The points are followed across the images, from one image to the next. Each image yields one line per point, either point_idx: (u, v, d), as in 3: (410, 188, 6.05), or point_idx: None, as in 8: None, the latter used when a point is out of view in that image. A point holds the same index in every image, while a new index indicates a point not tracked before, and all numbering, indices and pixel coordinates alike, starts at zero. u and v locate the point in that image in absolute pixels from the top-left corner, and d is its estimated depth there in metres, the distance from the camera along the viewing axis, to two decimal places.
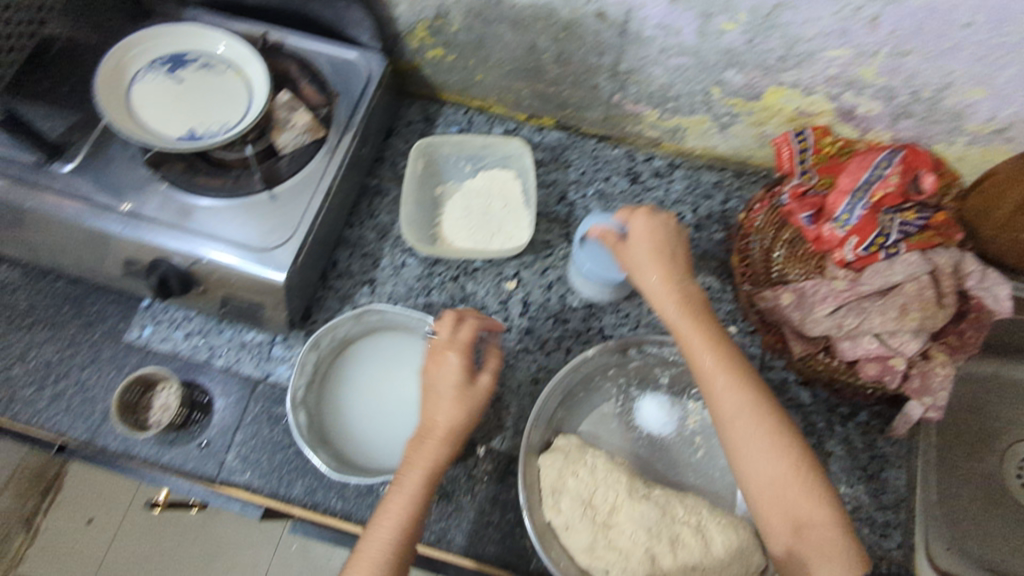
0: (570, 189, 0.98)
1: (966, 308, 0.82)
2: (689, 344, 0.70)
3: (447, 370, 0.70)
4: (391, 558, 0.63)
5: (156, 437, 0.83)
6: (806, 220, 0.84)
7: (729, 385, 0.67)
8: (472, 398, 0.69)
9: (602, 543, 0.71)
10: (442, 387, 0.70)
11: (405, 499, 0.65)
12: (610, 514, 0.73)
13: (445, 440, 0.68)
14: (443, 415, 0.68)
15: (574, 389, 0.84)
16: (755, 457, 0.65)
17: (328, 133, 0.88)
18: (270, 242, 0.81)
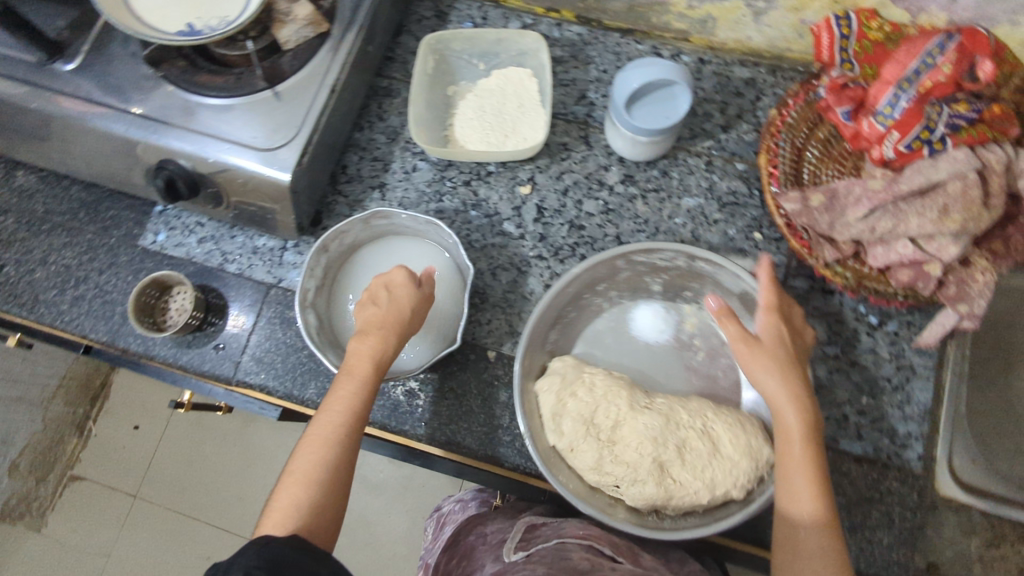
0: (590, 88, 0.92)
1: (1015, 211, 0.76)
2: (779, 418, 0.64)
3: (399, 280, 0.73)
4: (338, 440, 0.63)
5: (174, 339, 0.85)
6: (844, 115, 0.79)
7: (803, 441, 0.63)
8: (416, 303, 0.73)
9: (607, 458, 0.70)
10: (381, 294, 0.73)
11: (355, 382, 0.66)
12: (614, 426, 0.72)
13: (392, 331, 0.70)
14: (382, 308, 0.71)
15: (580, 294, 0.81)
16: (807, 505, 0.60)
17: (332, 28, 0.83)
18: (274, 141, 0.78)
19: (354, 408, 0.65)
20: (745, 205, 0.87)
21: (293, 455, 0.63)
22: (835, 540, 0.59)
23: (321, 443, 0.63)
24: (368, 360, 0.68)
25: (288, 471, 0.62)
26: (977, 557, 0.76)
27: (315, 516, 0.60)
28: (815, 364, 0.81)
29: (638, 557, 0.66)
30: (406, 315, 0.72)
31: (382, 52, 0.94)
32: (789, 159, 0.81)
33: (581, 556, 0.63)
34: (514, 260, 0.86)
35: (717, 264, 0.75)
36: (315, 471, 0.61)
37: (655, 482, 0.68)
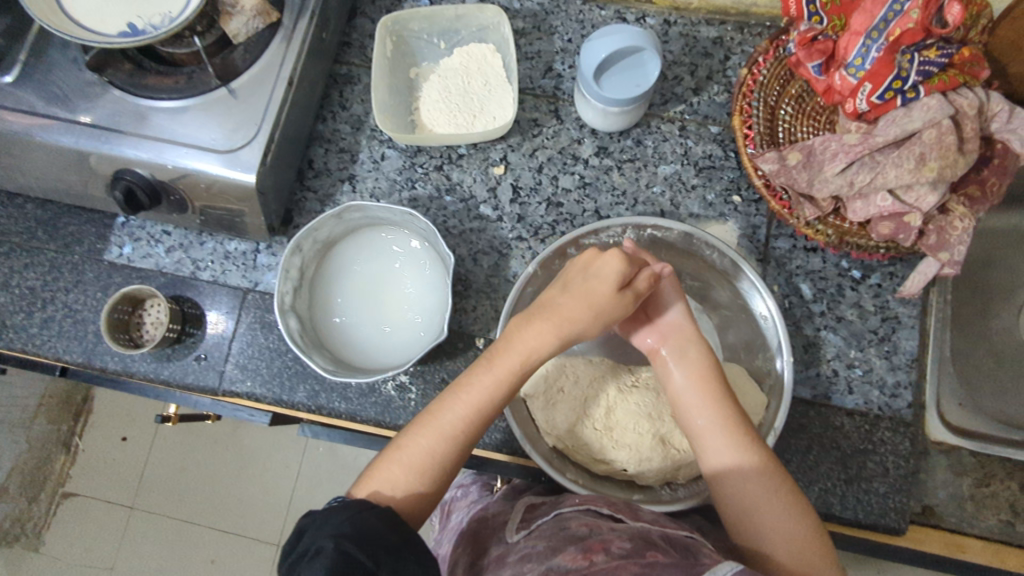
0: (556, 60, 0.90)
1: (990, 154, 0.76)
2: (664, 368, 0.71)
3: (603, 271, 0.66)
4: (466, 432, 0.62)
5: (153, 353, 0.82)
6: (815, 70, 0.77)
7: (697, 388, 0.68)
8: (604, 311, 0.66)
9: (609, 445, 0.72)
10: (581, 284, 0.67)
11: (498, 382, 0.63)
12: (609, 408, 0.74)
13: (561, 332, 0.65)
14: (580, 308, 0.65)
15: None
16: (720, 445, 0.64)
17: (282, 17, 0.79)
18: (235, 141, 0.75)
19: (489, 405, 0.62)
20: (722, 168, 0.86)
21: (407, 430, 0.63)
22: (773, 475, 0.63)
23: (443, 434, 0.61)
24: (521, 354, 0.64)
25: (398, 447, 0.61)
26: (969, 496, 0.78)
27: (413, 501, 0.59)
28: (802, 322, 0.81)
29: (637, 512, 0.66)
30: (608, 313, 0.66)
31: (338, 38, 0.91)
32: (763, 119, 0.80)
33: (581, 521, 0.63)
34: (494, 243, 0.84)
35: (668, 228, 0.77)
36: (428, 459, 0.60)
37: (660, 456, 0.71)
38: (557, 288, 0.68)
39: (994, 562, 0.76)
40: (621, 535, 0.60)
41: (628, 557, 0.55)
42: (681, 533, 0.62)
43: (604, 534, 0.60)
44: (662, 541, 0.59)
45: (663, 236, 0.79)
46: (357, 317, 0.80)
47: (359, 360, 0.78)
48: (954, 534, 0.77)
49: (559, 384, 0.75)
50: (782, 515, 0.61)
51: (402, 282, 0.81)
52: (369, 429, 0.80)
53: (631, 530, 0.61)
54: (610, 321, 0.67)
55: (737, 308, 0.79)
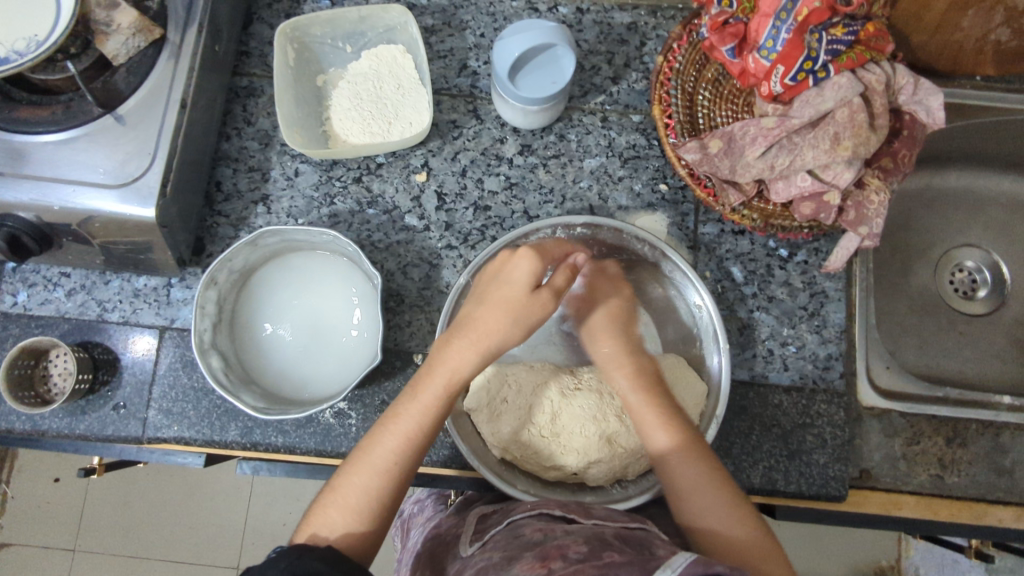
0: (470, 57, 0.86)
1: (899, 125, 0.79)
2: (608, 373, 0.72)
3: (501, 280, 0.65)
4: (397, 468, 0.59)
5: (64, 407, 0.76)
6: (729, 53, 0.76)
7: (631, 381, 0.70)
8: (536, 306, 0.64)
9: (557, 452, 0.71)
10: (499, 289, 0.65)
11: (429, 403, 0.61)
12: (554, 412, 0.73)
13: (480, 349, 0.62)
14: (518, 315, 0.63)
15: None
16: (654, 425, 0.66)
17: (166, 31, 0.72)
18: (129, 172, 0.69)
19: (420, 431, 0.60)
20: (646, 156, 0.85)
21: (341, 471, 0.60)
22: (702, 458, 0.63)
23: (377, 474, 0.59)
24: (441, 377, 0.61)
25: (333, 487, 0.59)
26: (902, 455, 0.81)
27: (359, 545, 0.57)
28: (736, 305, 0.82)
29: (590, 510, 0.65)
30: (537, 314, 0.64)
31: (234, 48, 0.84)
32: (682, 107, 0.79)
33: (535, 526, 0.62)
34: (423, 254, 0.82)
35: (597, 225, 0.76)
36: (367, 500, 0.58)
37: (608, 457, 0.71)
38: (476, 302, 0.65)
39: (927, 514, 0.80)
40: (577, 538, 0.57)
41: (587, 560, 0.53)
42: (635, 529, 0.61)
43: (558, 538, 0.58)
44: (616, 539, 0.58)
45: (594, 232, 0.78)
46: (285, 346, 0.77)
47: (290, 393, 0.75)
48: (890, 493, 0.80)
49: (502, 394, 0.74)
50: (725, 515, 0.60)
51: (329, 306, 0.78)
52: (309, 459, 0.77)
53: (585, 531, 0.59)
54: (531, 325, 0.64)
55: (675, 298, 0.80)
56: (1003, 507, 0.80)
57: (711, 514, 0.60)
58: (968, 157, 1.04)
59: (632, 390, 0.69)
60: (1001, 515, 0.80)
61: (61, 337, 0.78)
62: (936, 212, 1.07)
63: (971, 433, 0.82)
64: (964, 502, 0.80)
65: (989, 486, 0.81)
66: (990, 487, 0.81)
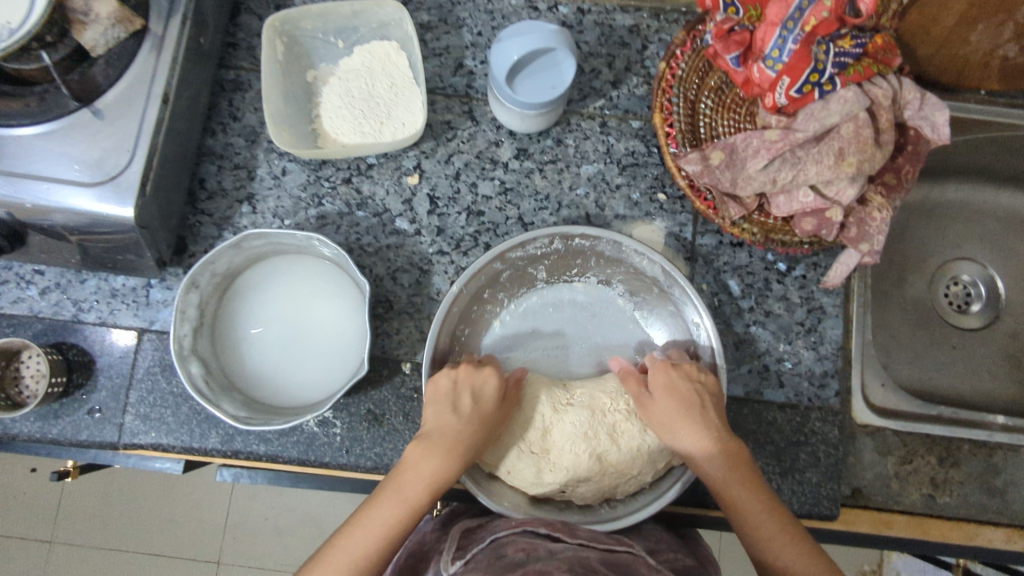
0: (467, 55, 0.83)
1: (904, 141, 0.77)
2: (699, 463, 0.65)
3: (459, 402, 0.67)
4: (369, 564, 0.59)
5: (37, 411, 0.73)
6: (733, 62, 0.74)
7: (722, 462, 0.65)
8: (492, 418, 0.68)
9: (546, 469, 0.69)
10: (460, 399, 0.67)
11: (402, 500, 0.62)
12: (543, 423, 0.71)
13: (455, 452, 0.64)
14: (473, 421, 0.66)
15: (479, 292, 0.77)
16: (756, 509, 0.62)
17: (148, 21, 0.69)
18: (107, 170, 0.66)
19: (395, 526, 0.60)
20: (645, 164, 0.83)
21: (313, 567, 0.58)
22: (804, 541, 0.61)
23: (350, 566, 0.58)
24: (418, 477, 0.63)
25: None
26: (895, 475, 0.80)
27: None
28: (732, 319, 0.81)
29: (575, 531, 0.64)
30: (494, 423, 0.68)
31: (221, 39, 0.81)
32: (683, 115, 0.77)
33: (518, 546, 0.60)
34: (413, 259, 0.79)
35: (596, 237, 0.74)
36: None
37: (598, 474, 0.69)
38: (433, 403, 0.68)
39: (918, 534, 0.79)
40: (562, 563, 0.56)
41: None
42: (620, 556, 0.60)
43: (542, 560, 0.57)
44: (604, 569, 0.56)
45: (592, 244, 0.76)
46: (267, 352, 0.74)
47: (273, 401, 0.72)
48: (881, 512, 0.80)
49: None
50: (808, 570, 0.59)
51: (314, 312, 0.75)
52: (291, 469, 0.75)
53: (570, 556, 0.58)
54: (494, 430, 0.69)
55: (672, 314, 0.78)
56: (994, 528, 0.80)
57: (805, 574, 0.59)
58: (967, 171, 1.03)
59: (727, 481, 0.64)
60: (992, 535, 0.80)
61: (34, 338, 0.75)
62: (932, 225, 1.07)
63: (964, 453, 0.81)
64: (955, 522, 0.80)
65: (981, 506, 0.80)
66: (982, 507, 0.80)
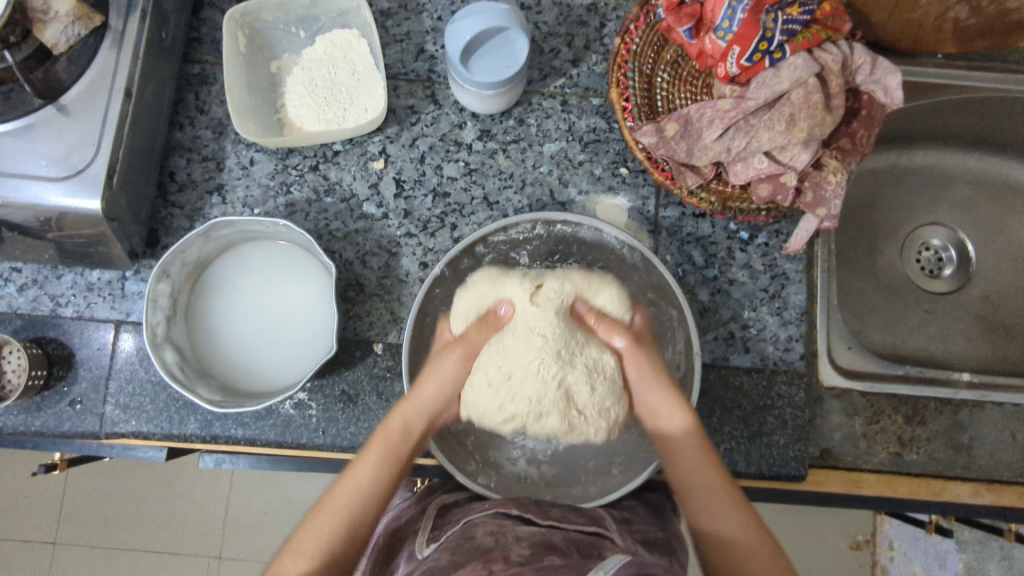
0: (427, 40, 0.85)
1: (857, 105, 0.78)
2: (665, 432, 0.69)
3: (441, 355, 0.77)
4: (347, 520, 0.62)
5: (19, 404, 0.75)
6: (686, 35, 0.75)
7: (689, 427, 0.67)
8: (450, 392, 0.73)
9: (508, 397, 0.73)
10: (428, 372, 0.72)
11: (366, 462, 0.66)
12: (500, 352, 0.74)
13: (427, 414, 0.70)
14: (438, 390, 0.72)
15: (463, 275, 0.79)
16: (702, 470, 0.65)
17: (107, 17, 0.70)
18: (73, 164, 0.68)
19: (363, 484, 0.65)
20: (606, 140, 0.84)
21: (298, 528, 0.63)
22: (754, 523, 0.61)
23: (328, 518, 0.62)
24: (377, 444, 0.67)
25: (291, 541, 0.62)
26: (862, 435, 0.82)
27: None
28: (696, 288, 0.82)
29: (546, 512, 0.68)
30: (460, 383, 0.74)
31: (184, 34, 0.82)
32: (639, 89, 0.78)
33: (487, 528, 0.63)
34: (382, 242, 0.81)
35: (577, 223, 0.76)
36: (319, 549, 0.60)
37: (553, 400, 0.72)
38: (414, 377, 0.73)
39: (885, 491, 0.81)
40: (523, 543, 0.59)
41: (527, 564, 0.55)
42: (583, 537, 0.63)
43: (507, 541, 0.60)
44: (564, 545, 0.60)
45: (573, 231, 0.78)
46: (241, 338, 0.76)
47: (248, 385, 0.74)
48: (850, 471, 0.81)
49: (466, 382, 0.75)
50: (728, 522, 0.62)
51: (286, 298, 0.77)
52: (269, 451, 0.77)
53: (534, 537, 0.60)
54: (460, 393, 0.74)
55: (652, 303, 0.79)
56: (961, 483, 0.82)
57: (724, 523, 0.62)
58: (933, 135, 1.05)
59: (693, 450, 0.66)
60: (959, 490, 0.81)
61: (13, 333, 0.77)
62: (901, 191, 1.08)
63: (930, 411, 0.83)
64: (922, 479, 0.81)
65: (948, 462, 0.82)
66: (949, 463, 0.82)
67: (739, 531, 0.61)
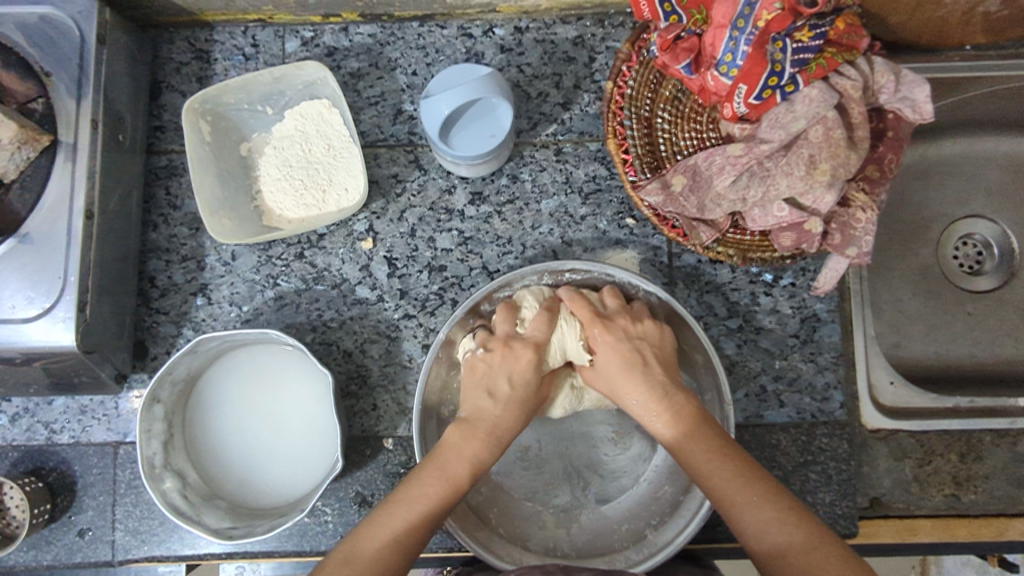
0: (404, 100, 0.78)
1: (883, 126, 0.71)
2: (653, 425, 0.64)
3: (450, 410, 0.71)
4: (401, 540, 0.56)
5: (28, 540, 0.72)
6: (686, 71, 0.68)
7: (667, 419, 0.63)
8: (525, 405, 0.66)
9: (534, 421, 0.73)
10: (503, 385, 0.65)
11: (439, 481, 0.60)
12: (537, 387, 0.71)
13: (495, 439, 0.64)
14: (496, 405, 0.65)
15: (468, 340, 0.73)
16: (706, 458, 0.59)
17: (56, 133, 0.65)
18: (44, 299, 0.63)
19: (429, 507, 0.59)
20: (608, 189, 0.78)
21: (345, 542, 0.56)
22: (775, 498, 0.55)
23: (391, 545, 0.56)
24: (460, 459, 0.62)
25: (336, 557, 0.55)
26: (914, 479, 0.76)
27: None
28: (720, 342, 0.76)
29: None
30: (528, 411, 0.66)
31: (144, 125, 0.77)
32: (639, 138, 0.71)
33: None
34: (380, 327, 0.76)
35: (587, 270, 0.70)
36: (369, 573, 0.54)
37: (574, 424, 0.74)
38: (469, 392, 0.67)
39: (945, 537, 0.75)
40: None
41: None
42: None
43: None
44: None
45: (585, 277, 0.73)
46: (244, 450, 0.72)
47: (257, 499, 0.71)
48: (905, 519, 0.75)
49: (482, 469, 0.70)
50: (773, 530, 0.53)
51: (286, 402, 0.72)
52: (288, 563, 0.73)
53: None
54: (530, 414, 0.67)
55: None
56: None
57: (771, 534, 0.53)
58: (963, 123, 0.96)
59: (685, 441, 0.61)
60: None
61: (12, 467, 0.74)
62: (933, 186, 1.00)
63: (985, 445, 0.77)
64: (985, 519, 0.75)
65: (1010, 499, 0.76)
66: (1011, 500, 0.76)
67: (785, 537, 0.53)
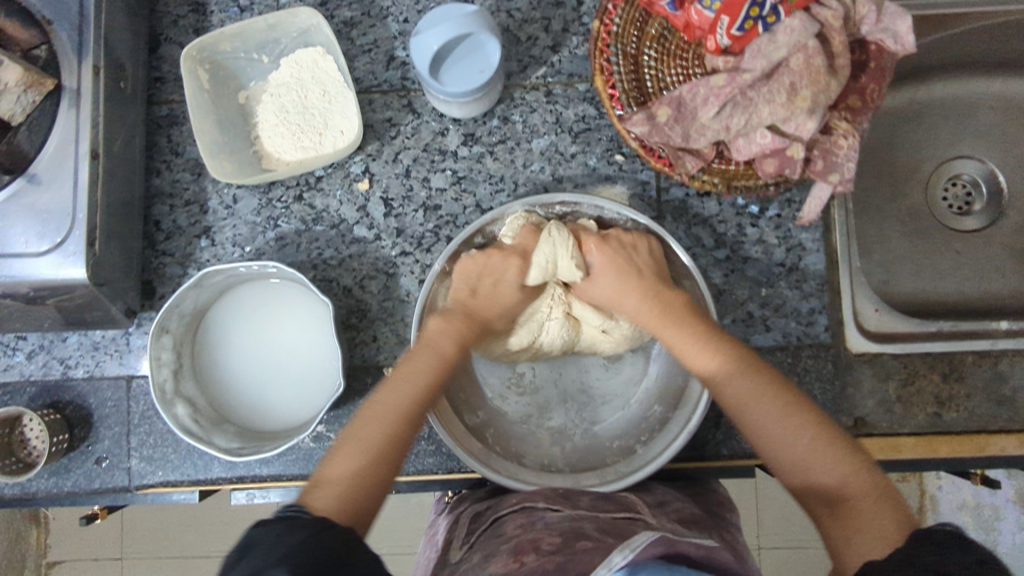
0: (397, 46, 0.80)
1: (865, 57, 0.72)
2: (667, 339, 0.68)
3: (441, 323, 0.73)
4: (393, 430, 0.63)
5: (49, 468, 0.77)
6: (670, 6, 0.69)
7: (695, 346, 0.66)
8: (502, 301, 0.72)
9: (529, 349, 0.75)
10: (485, 289, 0.71)
11: (422, 377, 0.66)
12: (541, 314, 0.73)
13: (466, 328, 0.70)
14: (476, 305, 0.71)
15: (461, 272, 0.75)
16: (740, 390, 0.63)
17: (59, 79, 0.67)
18: (53, 236, 0.66)
19: (413, 400, 0.65)
20: (598, 127, 0.79)
21: (343, 438, 0.63)
22: (809, 429, 0.60)
23: (382, 431, 0.63)
24: (438, 353, 0.68)
25: (335, 453, 0.62)
26: (897, 399, 0.79)
27: (347, 506, 0.59)
28: (708, 273, 0.79)
29: (575, 500, 0.65)
30: (504, 308, 0.72)
31: (145, 75, 0.79)
32: (626, 74, 0.72)
33: (517, 522, 0.62)
34: (378, 264, 0.78)
35: (576, 202, 0.73)
36: (365, 464, 0.61)
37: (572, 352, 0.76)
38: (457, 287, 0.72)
39: (927, 453, 0.78)
40: (553, 530, 0.58)
41: (558, 551, 0.54)
42: (619, 520, 0.60)
43: (537, 529, 0.58)
44: (596, 532, 0.57)
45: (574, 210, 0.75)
46: (251, 379, 0.75)
47: (264, 425, 0.74)
48: (888, 437, 0.78)
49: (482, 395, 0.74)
50: (820, 468, 0.59)
51: (290, 334, 0.76)
52: (296, 486, 0.77)
53: (564, 527, 0.58)
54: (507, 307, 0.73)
55: None
56: (1007, 435, 0.78)
57: (811, 466, 0.59)
58: (952, 64, 0.97)
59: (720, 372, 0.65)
60: (1005, 443, 0.78)
61: (30, 401, 0.77)
62: (923, 127, 1.01)
63: (967, 366, 0.79)
64: (966, 435, 0.78)
65: (990, 416, 0.79)
66: (991, 417, 0.79)
67: (828, 471, 0.58)
